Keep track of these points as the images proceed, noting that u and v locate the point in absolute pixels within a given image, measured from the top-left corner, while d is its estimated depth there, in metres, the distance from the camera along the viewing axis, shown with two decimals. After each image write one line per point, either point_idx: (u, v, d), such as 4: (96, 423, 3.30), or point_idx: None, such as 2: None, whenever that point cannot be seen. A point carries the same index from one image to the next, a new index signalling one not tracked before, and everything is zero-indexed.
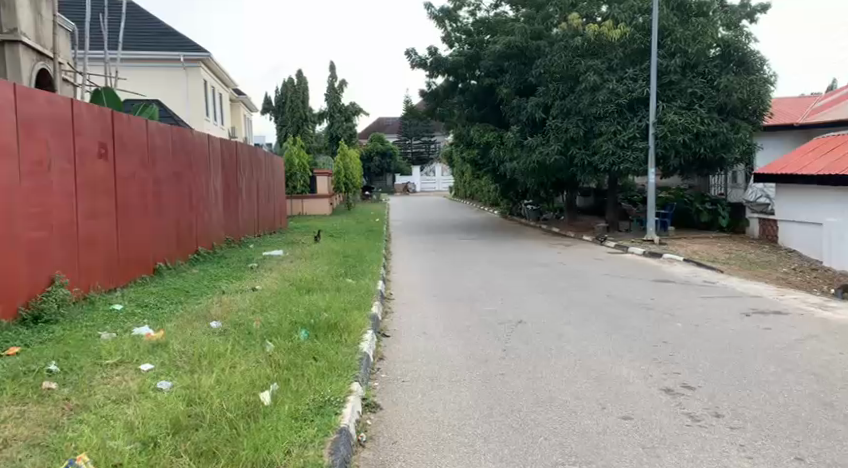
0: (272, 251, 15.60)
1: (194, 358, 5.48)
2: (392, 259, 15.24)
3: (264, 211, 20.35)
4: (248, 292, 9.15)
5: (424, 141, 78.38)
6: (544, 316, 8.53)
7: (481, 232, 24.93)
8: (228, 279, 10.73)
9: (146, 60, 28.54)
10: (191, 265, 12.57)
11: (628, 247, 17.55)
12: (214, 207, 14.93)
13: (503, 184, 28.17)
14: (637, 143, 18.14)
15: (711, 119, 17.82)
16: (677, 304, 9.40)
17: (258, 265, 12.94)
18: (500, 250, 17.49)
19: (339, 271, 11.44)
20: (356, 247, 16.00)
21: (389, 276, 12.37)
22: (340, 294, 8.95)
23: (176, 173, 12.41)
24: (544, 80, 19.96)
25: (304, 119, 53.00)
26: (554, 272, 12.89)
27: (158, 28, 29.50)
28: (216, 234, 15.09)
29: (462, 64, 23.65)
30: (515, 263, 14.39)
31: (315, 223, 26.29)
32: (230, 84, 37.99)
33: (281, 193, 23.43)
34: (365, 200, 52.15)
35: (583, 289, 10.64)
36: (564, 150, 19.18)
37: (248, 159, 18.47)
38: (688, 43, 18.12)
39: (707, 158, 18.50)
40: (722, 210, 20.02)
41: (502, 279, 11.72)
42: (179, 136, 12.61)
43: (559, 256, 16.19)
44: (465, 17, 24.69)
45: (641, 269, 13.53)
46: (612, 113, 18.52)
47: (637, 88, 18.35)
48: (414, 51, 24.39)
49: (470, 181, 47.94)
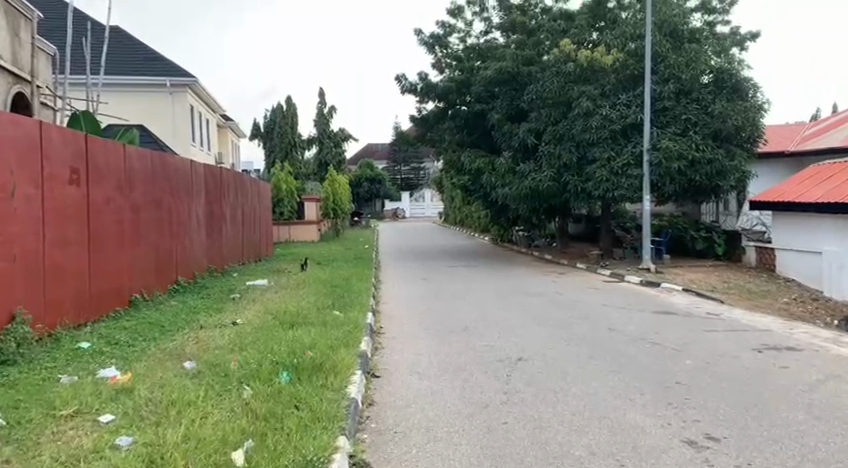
0: (257, 280, 15.01)
1: (161, 406, 4.89)
2: (382, 288, 14.69)
3: (250, 238, 19.81)
4: (228, 328, 8.56)
5: (413, 167, 78.36)
6: (545, 351, 8.01)
7: (472, 259, 24.46)
8: (208, 312, 10.14)
9: (132, 85, 28.08)
10: (170, 295, 11.97)
11: (624, 276, 17.10)
12: (197, 235, 14.38)
13: (495, 210, 27.81)
14: (631, 169, 17.80)
15: (705, 146, 17.55)
16: (683, 338, 8.92)
17: (242, 295, 12.36)
18: (493, 279, 16.99)
19: (326, 302, 10.89)
20: (344, 275, 15.45)
21: (378, 307, 11.83)
22: (326, 328, 8.39)
23: (157, 199, 11.88)
24: (536, 106, 19.71)
25: (293, 145, 52.70)
26: (551, 302, 12.38)
27: (145, 53, 29.11)
28: (198, 263, 14.49)
29: (453, 90, 23.45)
30: (509, 292, 13.88)
31: (302, 249, 25.74)
32: (218, 110, 37.66)
33: (267, 221, 22.91)
34: (354, 226, 51.73)
35: (583, 322, 10.15)
36: (557, 177, 18.87)
37: (233, 185, 17.96)
38: (681, 69, 17.89)
39: (702, 185, 18.19)
40: (718, 236, 19.71)
41: (497, 310, 11.21)
42: (160, 161, 12.10)
43: (554, 285, 15.70)
44: (456, 43, 24.54)
45: (640, 299, 13.07)
46: (606, 139, 18.21)
47: (631, 114, 18.08)
48: (404, 76, 24.15)
49: (460, 207, 47.67)
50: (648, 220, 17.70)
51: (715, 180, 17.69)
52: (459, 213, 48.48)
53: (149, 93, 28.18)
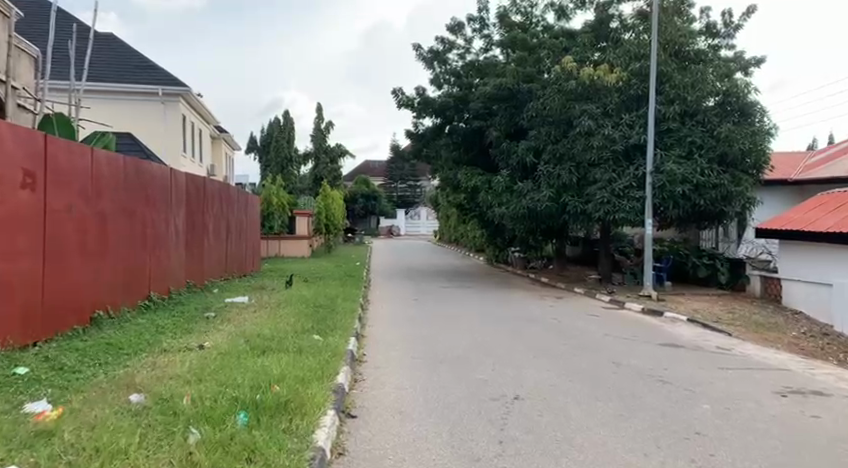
0: (237, 298, 14.18)
1: (83, 455, 4.07)
2: (370, 310, 13.87)
3: (235, 252, 19.02)
4: (192, 352, 7.73)
5: (409, 185, 77.75)
6: (544, 389, 7.22)
7: (465, 280, 23.66)
8: (175, 332, 9.30)
9: (121, 92, 27.30)
10: (139, 313, 11.11)
11: (624, 303, 16.33)
12: (174, 248, 13.57)
13: (491, 230, 27.09)
14: (633, 192, 17.06)
15: (711, 170, 16.78)
16: (695, 376, 8.15)
17: (217, 314, 11.51)
18: (487, 302, 16.18)
19: (306, 325, 10.06)
20: (330, 294, 14.62)
21: (363, 330, 11.01)
22: (301, 356, 7.55)
23: (128, 208, 11.10)
24: (536, 124, 19.03)
25: (288, 160, 52.06)
26: (549, 331, 11.59)
27: (136, 59, 28.38)
28: (174, 278, 13.65)
29: (450, 105, 22.79)
30: (505, 318, 13.07)
31: (291, 265, 24.87)
32: (211, 121, 36.96)
33: (255, 235, 22.12)
34: (347, 243, 50.86)
35: (584, 354, 9.35)
36: (556, 198, 18.15)
37: (218, 196, 17.18)
38: (687, 90, 17.12)
39: (707, 211, 17.44)
40: (721, 265, 18.94)
41: (491, 337, 10.41)
42: (134, 168, 11.33)
43: (552, 310, 14.90)
44: (454, 59, 23.91)
45: (643, 329, 12.28)
46: (607, 160, 17.47)
47: (634, 134, 17.36)
48: (400, 90, 23.48)
49: (455, 227, 46.97)
50: (649, 245, 16.94)
51: (720, 205, 16.93)
52: (455, 232, 47.78)
53: (140, 103, 27.46)
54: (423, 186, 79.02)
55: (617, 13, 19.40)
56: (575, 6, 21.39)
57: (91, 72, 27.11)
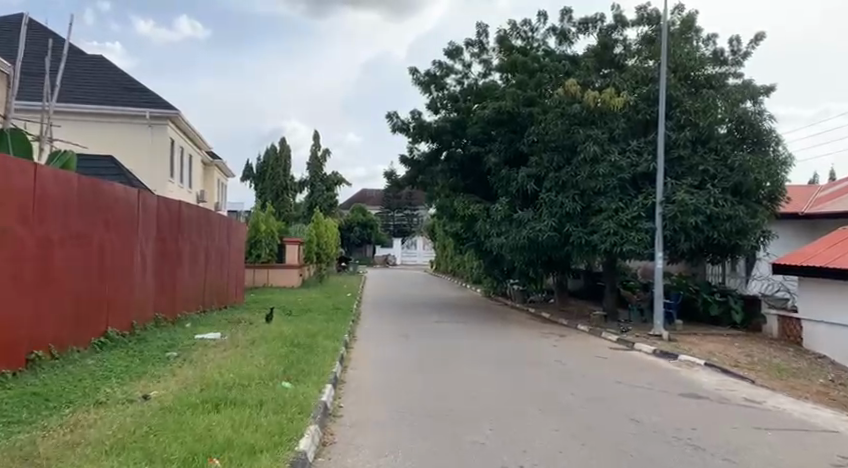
0: (209, 333, 12.90)
1: None
2: (355, 349, 12.60)
3: (215, 282, 17.83)
4: (132, 406, 6.47)
5: (406, 214, 76.75)
6: (553, 460, 5.97)
7: (462, 314, 22.41)
8: (120, 378, 8.02)
9: (107, 115, 26.23)
10: (91, 353, 9.82)
11: (632, 343, 15.05)
12: (141, 277, 12.37)
13: (489, 260, 26.04)
14: (642, 223, 15.89)
15: (725, 200, 15.62)
16: (730, 439, 6.90)
17: (180, 354, 10.24)
18: (484, 341, 14.93)
19: (277, 369, 8.82)
20: (313, 330, 13.37)
21: (345, 374, 9.75)
22: (260, 412, 6.29)
23: (83, 234, 9.93)
24: (537, 150, 17.98)
25: (283, 188, 51.08)
26: (553, 377, 10.34)
27: (124, 81, 27.38)
28: (138, 310, 12.38)
29: (447, 130, 21.80)
30: (503, 360, 11.81)
31: (277, 296, 23.63)
32: (203, 146, 35.95)
33: (238, 264, 20.96)
34: (341, 272, 49.64)
35: (597, 408, 8.11)
36: (558, 228, 17.00)
37: (196, 220, 16.00)
38: (698, 116, 15.95)
39: (720, 244, 16.25)
40: (735, 301, 17.85)
41: (488, 386, 9.16)
42: (91, 188, 10.18)
43: (555, 351, 13.65)
44: (452, 84, 22.97)
45: (657, 375, 11.03)
46: (614, 188, 16.33)
47: (642, 161, 16.25)
48: (396, 114, 22.48)
49: (451, 257, 45.89)
50: (658, 280, 15.72)
51: (734, 239, 15.75)
52: (451, 262, 46.55)
53: (127, 126, 26.45)
54: (420, 215, 77.97)
55: (621, 37, 18.42)
56: (577, 29, 20.50)
57: (76, 94, 26.08)
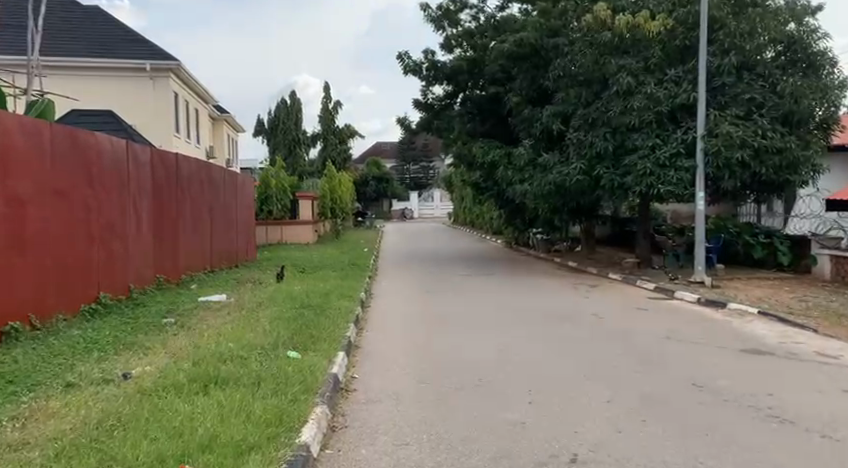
0: (214, 295, 11.84)
1: None
2: (371, 309, 11.51)
3: (222, 241, 16.79)
4: (107, 388, 5.44)
5: (422, 166, 75.14)
6: (612, 445, 4.82)
7: (484, 266, 21.28)
8: (103, 351, 7.00)
9: (106, 69, 24.93)
10: (81, 321, 8.84)
11: (672, 292, 13.82)
12: (137, 238, 11.33)
13: (511, 208, 24.84)
14: (681, 161, 14.52)
15: (774, 132, 14.17)
16: (821, 407, 5.70)
17: (177, 320, 9.19)
18: (510, 294, 13.80)
19: (283, 336, 7.76)
20: (325, 289, 12.28)
21: (360, 339, 8.70)
22: (256, 394, 5.19)
23: (61, 190, 8.82)
24: (564, 86, 16.52)
25: (296, 142, 49.82)
26: (593, 334, 9.16)
27: (123, 33, 25.99)
28: (137, 273, 11.39)
29: (464, 70, 20.32)
30: (535, 317, 10.65)
31: (291, 253, 22.61)
32: (209, 100, 34.61)
33: (248, 222, 19.91)
34: (358, 226, 48.67)
35: (653, 372, 6.95)
36: (588, 170, 15.67)
37: (197, 174, 14.89)
38: (744, 38, 14.36)
39: (767, 181, 14.84)
40: (781, 242, 16.49)
41: (522, 349, 8.02)
42: (66, 138, 9.02)
43: (590, 304, 12.45)
44: (467, 20, 21.34)
45: (710, 328, 9.81)
46: (649, 124, 14.89)
47: (681, 92, 14.75)
48: (407, 54, 20.94)
49: (470, 207, 44.58)
50: (700, 222, 14.38)
51: (784, 175, 14.34)
52: (470, 213, 45.26)
53: (127, 80, 25.14)
54: (436, 167, 76.51)
55: None
56: None
57: (72, 48, 24.78)
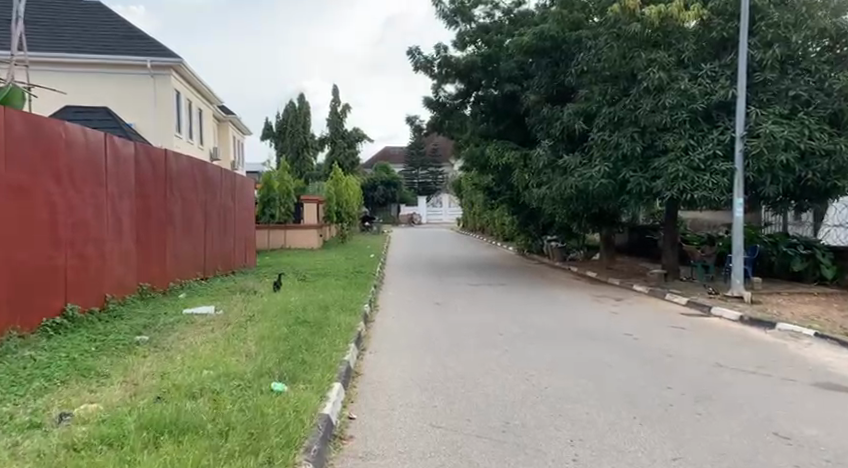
0: (200, 307, 10.62)
1: None
2: (375, 325, 10.28)
3: (216, 246, 15.58)
4: (32, 440, 4.18)
5: (432, 171, 73.87)
6: None
7: (497, 275, 19.98)
8: (49, 379, 5.76)
9: (104, 66, 23.87)
10: (39, 338, 7.60)
11: (709, 308, 12.50)
12: (117, 243, 10.16)
13: (525, 213, 23.60)
14: (718, 163, 13.23)
15: (822, 132, 12.88)
16: None
17: (151, 338, 7.96)
18: (530, 308, 12.52)
19: (268, 362, 6.51)
20: (325, 301, 11.07)
21: (359, 364, 7.46)
22: (218, 453, 3.94)
23: (20, 185, 7.65)
24: (588, 82, 15.37)
25: (304, 145, 48.77)
26: (632, 360, 7.90)
27: (123, 29, 24.96)
28: (116, 281, 10.18)
29: (478, 66, 19.06)
30: (561, 337, 9.39)
31: (292, 259, 21.44)
32: (212, 100, 33.57)
33: (246, 226, 18.74)
34: (365, 232, 47.51)
35: (718, 414, 5.66)
36: (613, 173, 14.41)
37: (190, 174, 13.74)
38: (788, 30, 13.14)
39: (813, 187, 13.47)
40: (822, 255, 15.15)
41: (553, 382, 6.77)
42: (29, 127, 7.85)
43: (620, 320, 11.18)
44: (481, 15, 20.13)
45: (766, 353, 8.49)
46: (682, 123, 13.65)
47: (718, 88, 13.44)
48: (417, 49, 19.77)
49: (480, 213, 43.30)
50: (738, 230, 13.09)
51: (832, 179, 12.99)
52: (480, 219, 43.93)
53: (127, 77, 24.07)
54: (445, 172, 75.27)
55: None
56: None
57: (69, 45, 23.72)
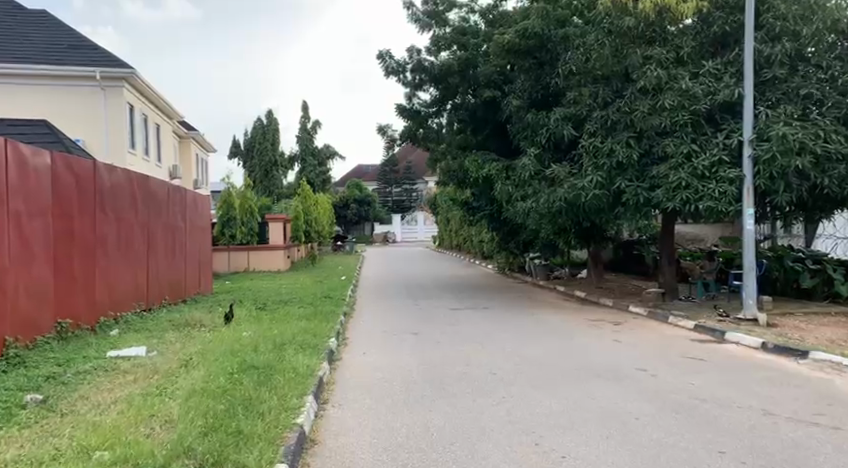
0: (129, 348, 8.84)
1: None
2: (342, 365, 8.58)
3: (162, 273, 13.74)
4: None
5: (405, 189, 72.30)
6: None
7: (478, 297, 18.38)
8: None
9: (48, 78, 21.87)
10: None
11: (723, 333, 11.05)
12: (24, 274, 8.39)
13: (506, 228, 22.20)
14: (725, 170, 11.84)
15: (838, 134, 11.54)
16: None
17: (47, 396, 6.20)
18: (521, 338, 10.93)
19: (189, 435, 4.80)
20: (282, 336, 9.33)
21: (316, 426, 5.77)
22: None
23: None
24: (576, 83, 13.90)
25: (273, 164, 46.84)
26: (662, 411, 6.34)
27: (70, 39, 23.04)
28: (23, 319, 8.41)
29: (454, 70, 17.59)
30: (568, 377, 7.82)
31: (254, 283, 19.61)
32: (172, 115, 31.62)
33: (201, 249, 16.91)
34: (336, 252, 45.67)
35: None
36: (607, 184, 12.99)
37: (128, 189, 11.98)
38: (797, 24, 11.88)
39: (827, 195, 12.17)
40: (834, 271, 13.84)
41: (574, 450, 5.18)
42: None
43: (628, 352, 9.65)
44: (456, 19, 18.72)
45: (817, 393, 7.00)
46: (683, 126, 12.28)
47: (723, 87, 12.04)
48: (388, 53, 18.29)
49: (456, 231, 41.76)
50: (749, 245, 11.66)
51: None
52: (457, 237, 42.37)
53: (74, 89, 22.12)
54: (419, 190, 73.82)
55: None
56: None
57: (10, 54, 21.70)
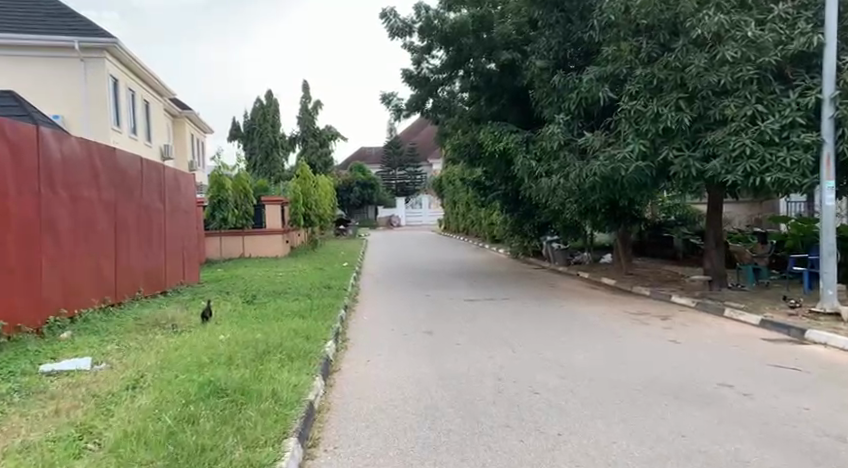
0: (71, 358, 6.98)
1: None
2: (340, 380, 6.70)
3: (134, 263, 11.88)
4: None
5: (410, 171, 70.28)
6: None
7: (495, 285, 16.53)
8: None
9: (21, 48, 19.80)
10: None
11: (801, 331, 9.12)
12: None
13: (523, 209, 20.29)
14: (798, 134, 9.90)
15: None
16: None
17: None
18: (559, 339, 9.02)
19: None
20: (268, 342, 7.46)
21: None
22: None
23: None
24: (614, 36, 11.95)
25: (274, 145, 44.73)
26: (791, 460, 4.43)
27: (47, 7, 20.95)
28: None
29: (468, 29, 15.58)
30: (636, 400, 5.91)
31: (245, 271, 17.78)
32: (163, 92, 29.55)
33: (186, 235, 15.03)
34: (339, 236, 43.75)
35: None
36: (651, 153, 11.05)
37: (86, 162, 10.07)
38: None
39: None
40: None
41: None
42: None
43: (694, 358, 7.75)
44: None
45: None
46: (747, 83, 10.31)
47: (797, 35, 10.08)
48: (393, 11, 16.26)
49: (465, 214, 39.77)
50: (829, 225, 9.72)
51: None
52: (464, 220, 40.37)
53: (51, 63, 20.11)
54: (424, 172, 71.77)
55: None
56: None
57: None
